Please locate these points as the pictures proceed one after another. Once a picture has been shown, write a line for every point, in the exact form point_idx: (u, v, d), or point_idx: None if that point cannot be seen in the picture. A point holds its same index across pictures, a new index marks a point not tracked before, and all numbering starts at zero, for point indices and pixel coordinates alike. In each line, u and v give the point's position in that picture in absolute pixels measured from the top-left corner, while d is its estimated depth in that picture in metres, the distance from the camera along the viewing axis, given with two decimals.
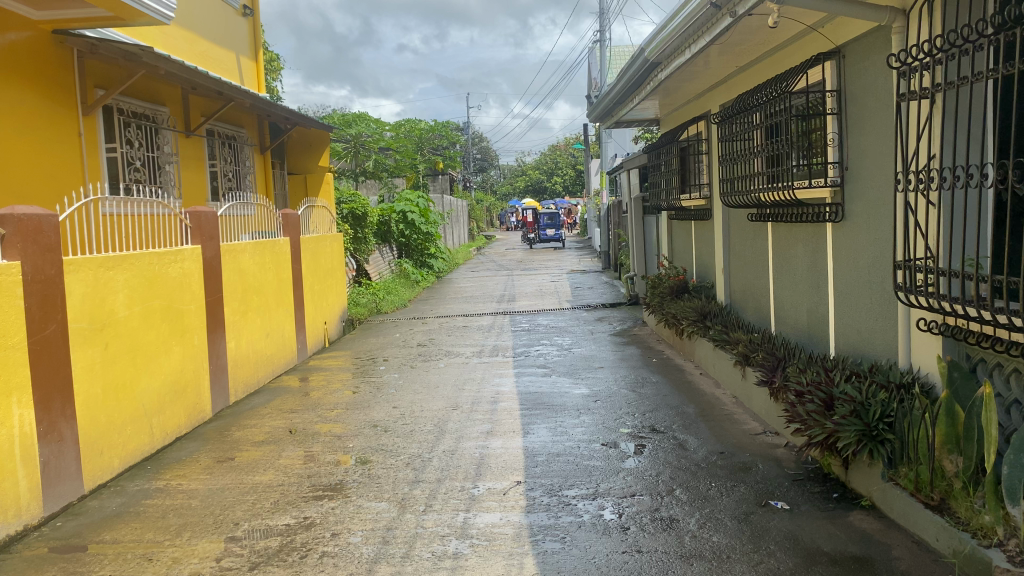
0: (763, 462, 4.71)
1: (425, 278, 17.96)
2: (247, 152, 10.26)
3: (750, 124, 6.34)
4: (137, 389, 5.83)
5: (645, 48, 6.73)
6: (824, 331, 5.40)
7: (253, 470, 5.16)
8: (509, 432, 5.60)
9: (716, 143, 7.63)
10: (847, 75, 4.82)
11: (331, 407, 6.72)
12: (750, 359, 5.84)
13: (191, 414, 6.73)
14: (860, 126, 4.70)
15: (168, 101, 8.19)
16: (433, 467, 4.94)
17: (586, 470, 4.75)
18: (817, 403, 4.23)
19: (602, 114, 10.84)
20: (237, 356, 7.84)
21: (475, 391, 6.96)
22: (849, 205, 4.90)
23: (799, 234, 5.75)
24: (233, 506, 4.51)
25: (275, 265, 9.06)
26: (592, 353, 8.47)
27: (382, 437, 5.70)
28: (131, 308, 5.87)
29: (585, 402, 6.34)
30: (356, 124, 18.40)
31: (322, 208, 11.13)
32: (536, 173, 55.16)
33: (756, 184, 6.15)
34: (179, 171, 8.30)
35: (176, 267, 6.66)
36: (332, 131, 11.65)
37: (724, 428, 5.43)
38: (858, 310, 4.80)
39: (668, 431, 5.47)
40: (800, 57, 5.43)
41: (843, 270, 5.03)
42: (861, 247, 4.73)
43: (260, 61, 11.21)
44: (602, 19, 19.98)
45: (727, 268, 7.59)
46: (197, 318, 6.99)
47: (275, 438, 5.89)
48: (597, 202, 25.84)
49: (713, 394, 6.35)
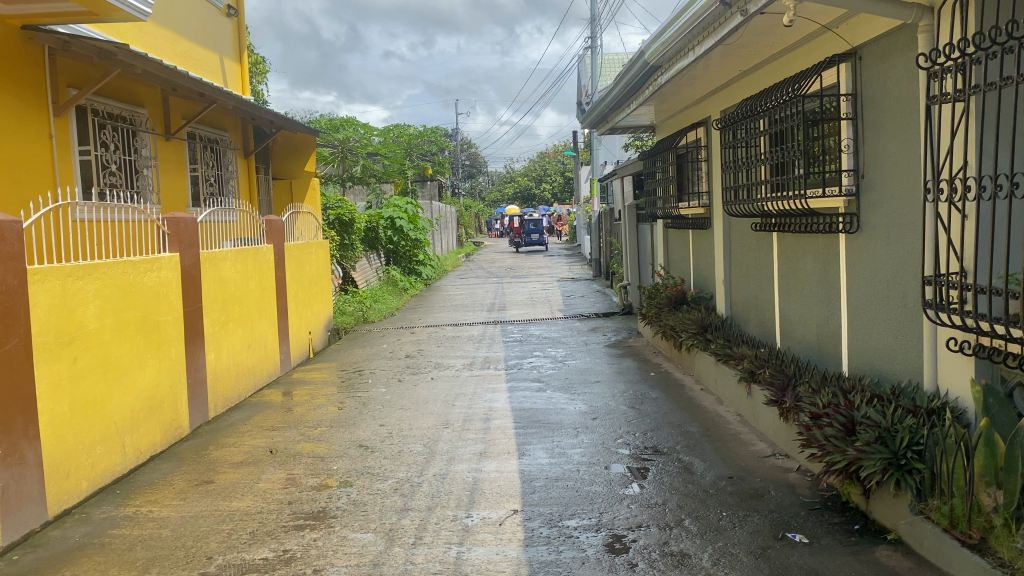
0: (775, 488, 4.41)
1: (413, 286, 17.64)
2: (229, 157, 9.92)
3: (755, 130, 6.06)
4: (108, 406, 5.49)
5: (645, 49, 6.45)
6: (835, 347, 5.12)
7: (230, 495, 4.81)
8: (503, 453, 5.28)
9: (717, 150, 7.35)
10: (866, 78, 4.55)
11: (314, 425, 6.38)
12: (756, 377, 5.55)
13: (167, 431, 6.38)
14: (880, 132, 4.43)
15: (147, 102, 7.85)
16: (422, 494, 4.62)
17: (587, 498, 4.43)
18: (836, 428, 3.94)
19: (596, 120, 10.55)
20: (216, 369, 7.49)
21: (466, 407, 6.64)
22: (866, 215, 4.62)
23: (807, 245, 5.48)
24: (207, 537, 4.18)
25: (258, 274, 8.72)
26: (587, 366, 8.15)
27: (368, 458, 5.37)
28: (102, 320, 5.52)
29: (583, 421, 6.02)
30: (344, 128, 18.01)
31: (308, 214, 10.80)
32: (525, 180, 54.93)
33: (763, 193, 5.89)
34: (157, 175, 7.95)
35: (151, 275, 6.32)
36: (317, 135, 11.31)
37: (731, 450, 5.13)
38: (876, 326, 4.52)
39: (672, 452, 5.17)
40: (812, 58, 5.16)
41: (859, 284, 4.75)
42: (880, 259, 4.46)
43: (244, 63, 10.88)
44: (593, 25, 19.76)
45: (727, 279, 7.32)
46: (174, 330, 6.66)
47: (255, 459, 5.55)
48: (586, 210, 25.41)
49: (715, 412, 6.06)
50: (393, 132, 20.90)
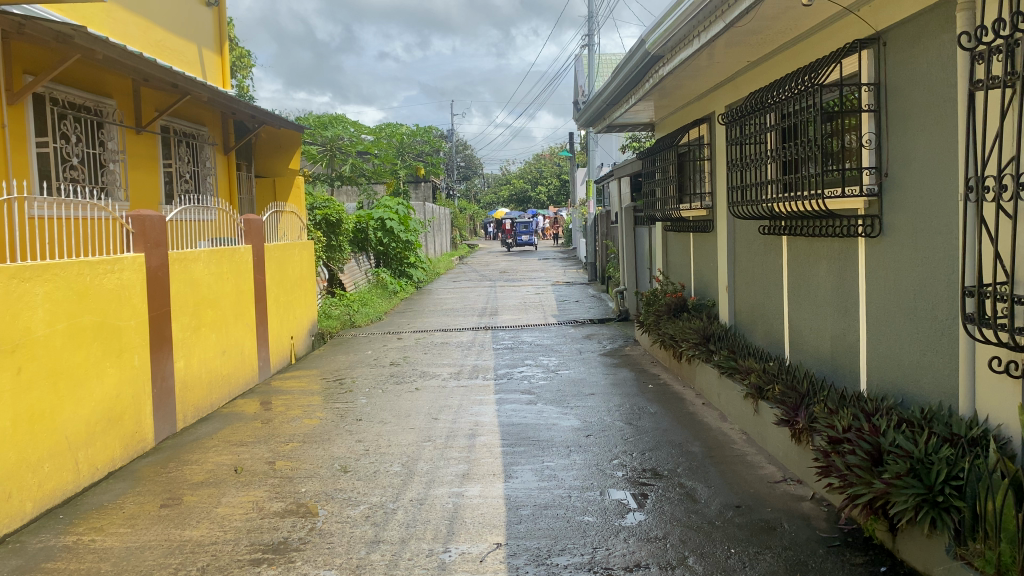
0: (788, 521, 3.96)
1: (403, 289, 17.19)
2: (208, 152, 9.47)
3: (764, 125, 5.63)
4: (59, 418, 5.03)
5: (646, 38, 6.03)
6: (852, 362, 4.69)
7: (183, 523, 4.34)
8: (487, 475, 4.82)
9: (721, 148, 6.91)
10: (891, 66, 4.11)
11: (285, 440, 5.92)
12: (765, 394, 5.12)
13: (128, 446, 5.91)
14: (908, 126, 4.00)
15: (115, 93, 7.40)
16: (396, 523, 4.16)
17: (580, 530, 3.97)
18: (861, 456, 3.50)
19: (594, 118, 10.10)
20: (185, 377, 7.01)
21: (450, 421, 6.17)
22: (891, 217, 4.19)
23: (821, 250, 5.04)
24: (151, 572, 3.70)
25: (234, 276, 8.25)
26: (581, 376, 7.69)
27: (340, 479, 4.90)
28: (53, 326, 5.05)
29: (576, 438, 5.56)
30: (332, 126, 17.29)
31: (291, 214, 10.33)
32: (521, 182, 54.53)
33: (772, 194, 5.46)
34: (125, 170, 7.49)
35: (111, 277, 5.84)
36: (302, 131, 10.86)
37: (738, 475, 4.68)
38: (902, 340, 4.09)
39: (672, 476, 4.71)
40: (830, 45, 4.72)
41: (880, 293, 4.32)
42: (907, 267, 4.04)
43: (226, 55, 10.43)
44: (591, 23, 19.36)
45: (731, 285, 6.87)
46: (138, 336, 6.19)
47: (216, 479, 5.09)
48: (586, 215, 22.31)
49: (719, 429, 5.61)
50: (385, 130, 20.40)
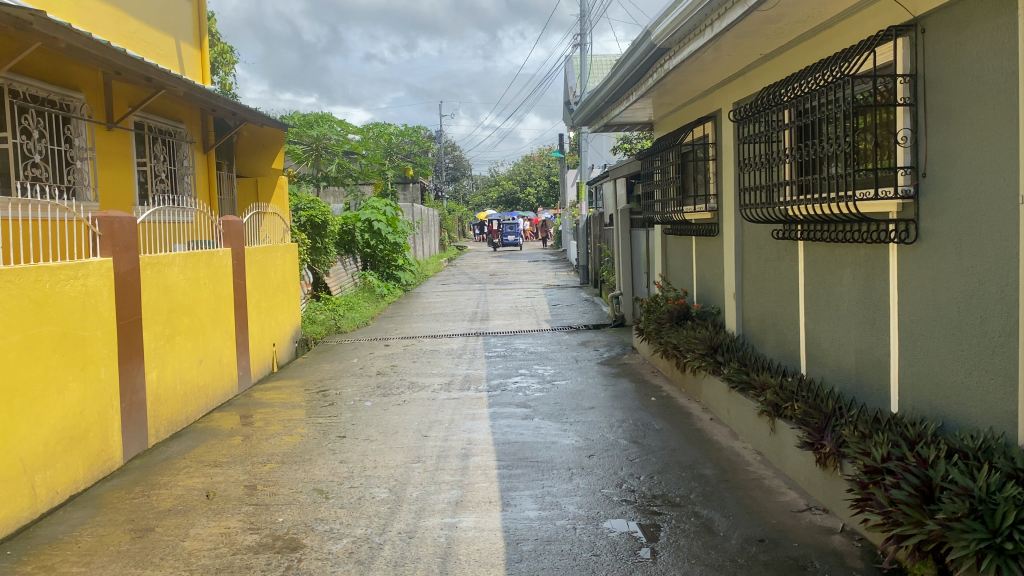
0: (819, 558, 3.57)
1: (391, 292, 16.76)
2: (186, 150, 9.01)
3: (779, 121, 5.24)
4: (13, 439, 4.57)
5: (653, 28, 5.63)
6: (880, 379, 4.31)
7: (146, 559, 3.90)
8: (482, 503, 4.40)
9: (729, 147, 6.52)
10: (933, 54, 3.73)
11: (264, 459, 5.49)
12: (783, 412, 4.73)
13: (93, 466, 5.45)
14: (952, 120, 3.61)
15: (84, 86, 6.96)
16: (382, 560, 3.74)
17: (587, 570, 3.56)
18: (908, 491, 3.12)
19: (590, 117, 9.68)
20: (158, 389, 6.56)
21: (441, 439, 5.74)
22: (929, 221, 3.81)
23: (844, 256, 4.65)
24: None
25: (212, 281, 7.79)
26: (580, 388, 7.28)
27: (321, 508, 4.47)
28: (6, 339, 4.59)
29: (577, 459, 5.14)
30: (318, 125, 16.87)
31: (274, 215, 9.88)
32: (510, 183, 54.15)
33: (787, 196, 5.08)
34: (94, 168, 7.06)
35: (74, 284, 5.39)
36: (286, 129, 10.40)
37: (757, 502, 4.28)
38: (943, 357, 3.71)
39: (686, 504, 4.31)
40: (859, 33, 4.33)
41: (915, 306, 3.94)
42: (948, 277, 3.66)
43: (205, 50, 9.97)
44: (583, 22, 18.98)
45: (739, 292, 6.47)
46: (105, 346, 5.73)
47: (186, 506, 4.64)
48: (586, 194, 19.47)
49: (732, 449, 5.21)
50: (373, 130, 19.96)
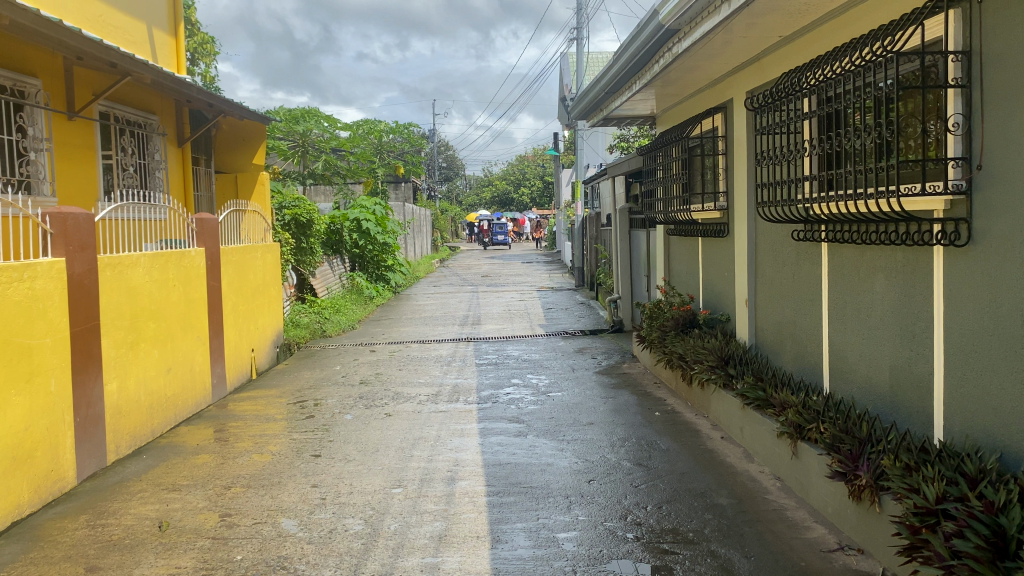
0: None
1: (381, 294, 16.22)
2: (158, 143, 8.46)
3: (800, 110, 4.73)
4: None
5: (660, 8, 5.12)
6: (921, 400, 3.80)
7: None
8: (469, 539, 3.88)
9: (741, 140, 6.02)
10: (993, 28, 3.21)
11: (228, 483, 4.95)
12: (806, 434, 4.21)
13: (39, 489, 4.91)
14: (1016, 103, 3.10)
15: (41, 71, 6.43)
16: None
17: None
18: (975, 542, 2.62)
19: (589, 111, 9.17)
20: (119, 402, 6.01)
21: (424, 460, 5.20)
22: (984, 221, 3.30)
23: (877, 260, 4.14)
24: None
25: (182, 284, 7.24)
26: (578, 400, 6.76)
27: (287, 543, 3.94)
28: None
29: (576, 485, 4.62)
30: (305, 120, 16.33)
31: (254, 214, 9.33)
32: (503, 183, 53.64)
33: (810, 193, 4.57)
34: (52, 160, 6.52)
35: (20, 287, 4.83)
36: (267, 123, 9.85)
37: (781, 540, 3.76)
38: (1002, 379, 3.20)
39: (702, 541, 3.78)
40: (902, 7, 3.82)
41: (966, 319, 3.43)
42: (1009, 286, 3.15)
43: (181, 38, 9.41)
44: (580, 17, 18.45)
45: (752, 298, 5.96)
46: (56, 355, 5.18)
47: (135, 540, 4.11)
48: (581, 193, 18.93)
49: (748, 474, 4.69)
50: (363, 127, 19.40)
